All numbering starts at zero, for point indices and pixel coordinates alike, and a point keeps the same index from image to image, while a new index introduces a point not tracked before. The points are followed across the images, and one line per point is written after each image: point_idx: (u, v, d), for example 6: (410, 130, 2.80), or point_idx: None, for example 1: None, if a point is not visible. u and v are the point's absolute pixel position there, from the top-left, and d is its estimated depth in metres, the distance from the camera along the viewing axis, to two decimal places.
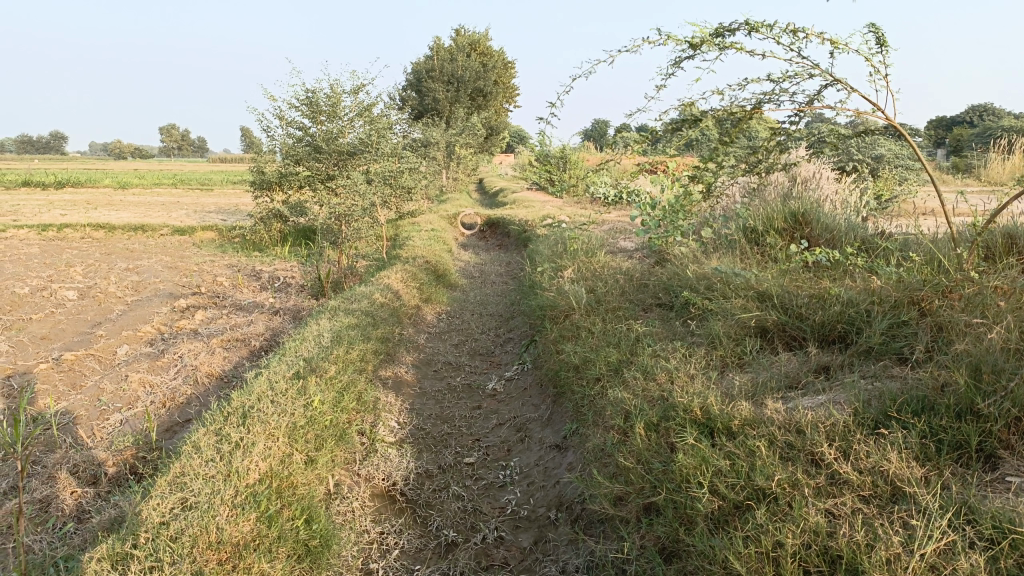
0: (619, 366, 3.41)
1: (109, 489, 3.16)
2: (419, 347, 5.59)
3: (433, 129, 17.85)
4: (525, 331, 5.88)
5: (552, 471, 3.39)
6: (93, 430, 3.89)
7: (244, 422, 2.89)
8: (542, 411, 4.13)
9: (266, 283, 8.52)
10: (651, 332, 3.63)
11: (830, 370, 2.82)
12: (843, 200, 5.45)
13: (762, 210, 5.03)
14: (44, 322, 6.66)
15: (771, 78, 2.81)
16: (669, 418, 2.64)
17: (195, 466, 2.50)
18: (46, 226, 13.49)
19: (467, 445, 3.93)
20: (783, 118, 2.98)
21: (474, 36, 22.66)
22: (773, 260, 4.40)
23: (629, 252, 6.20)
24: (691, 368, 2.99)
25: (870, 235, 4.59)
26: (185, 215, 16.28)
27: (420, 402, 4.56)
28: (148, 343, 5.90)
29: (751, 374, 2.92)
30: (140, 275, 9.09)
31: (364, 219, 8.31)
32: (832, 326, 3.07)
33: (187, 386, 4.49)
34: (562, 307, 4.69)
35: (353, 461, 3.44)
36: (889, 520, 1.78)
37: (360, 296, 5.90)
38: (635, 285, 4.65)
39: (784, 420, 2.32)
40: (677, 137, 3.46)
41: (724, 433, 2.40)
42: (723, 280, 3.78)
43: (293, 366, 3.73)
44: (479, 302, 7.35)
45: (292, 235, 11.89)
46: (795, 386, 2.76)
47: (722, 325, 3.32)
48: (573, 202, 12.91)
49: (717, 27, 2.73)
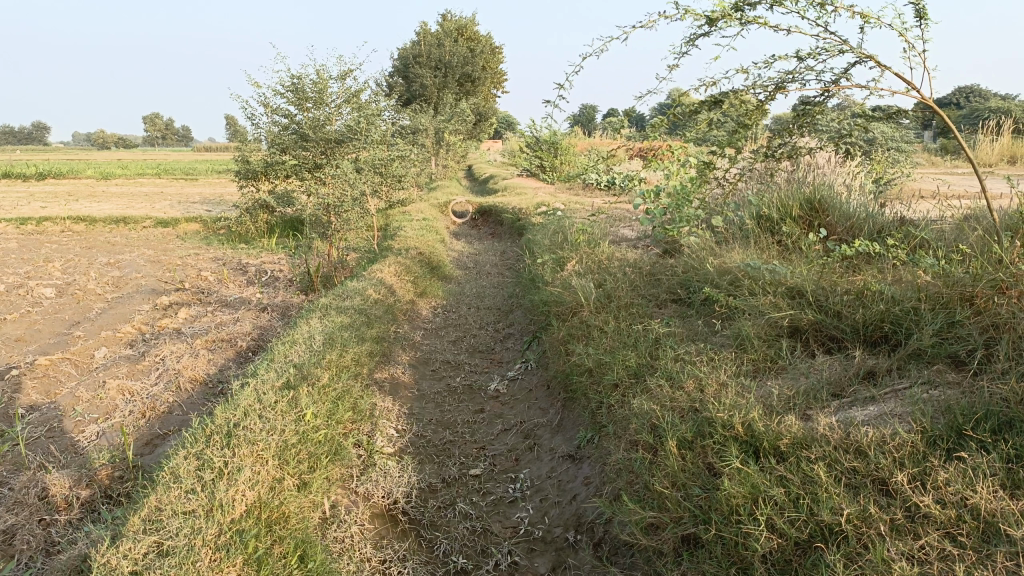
0: (639, 371, 3.13)
1: (81, 516, 2.86)
2: (415, 345, 5.30)
3: (421, 115, 17.50)
4: (527, 327, 5.59)
5: (566, 485, 3.12)
6: (65, 446, 3.59)
7: (229, 443, 2.60)
8: (551, 416, 3.85)
9: (253, 277, 8.20)
10: (671, 332, 3.35)
11: (878, 376, 2.57)
12: (857, 186, 5.19)
13: (777, 197, 4.75)
14: (19, 323, 6.33)
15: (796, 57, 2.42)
16: (705, 434, 2.36)
17: (174, 500, 2.22)
18: (24, 219, 13.05)
19: (472, 455, 3.65)
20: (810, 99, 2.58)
21: (460, 21, 22.16)
22: (795, 251, 4.13)
23: (633, 242, 5.91)
24: (723, 374, 2.72)
25: (893, 222, 4.33)
26: (168, 206, 15.86)
27: (419, 406, 4.28)
28: (129, 344, 5.59)
29: (790, 380, 2.65)
30: (122, 270, 8.76)
31: (355, 210, 7.98)
32: (876, 326, 2.81)
33: (168, 394, 4.20)
34: (569, 303, 4.40)
35: (349, 477, 3.16)
36: (990, 569, 1.52)
37: (352, 292, 5.59)
38: (646, 278, 4.37)
39: (840, 438, 2.06)
40: (694, 122, 3.14)
41: (771, 453, 2.14)
42: (747, 274, 3.51)
43: (282, 373, 3.42)
44: (476, 294, 7.06)
45: (279, 227, 11.54)
46: (841, 395, 2.50)
47: (752, 325, 3.05)
48: (565, 188, 12.62)
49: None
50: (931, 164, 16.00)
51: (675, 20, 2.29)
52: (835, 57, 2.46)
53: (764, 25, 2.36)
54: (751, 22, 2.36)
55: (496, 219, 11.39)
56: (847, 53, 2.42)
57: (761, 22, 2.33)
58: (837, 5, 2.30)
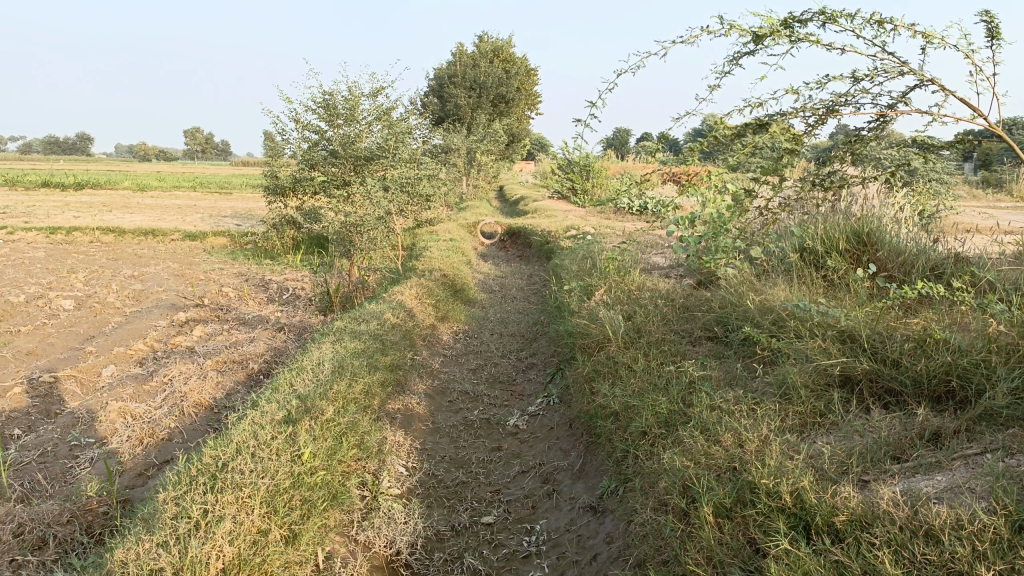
0: (670, 419, 2.84)
1: (56, 558, 2.63)
2: (433, 373, 5.06)
3: (454, 134, 17.38)
4: (550, 357, 5.31)
5: (586, 542, 2.83)
6: (55, 474, 3.39)
7: (214, 486, 2.36)
8: (573, 459, 3.57)
9: (273, 295, 8.04)
10: (706, 376, 3.06)
11: (945, 438, 2.26)
12: (908, 219, 4.86)
13: (821, 228, 4.43)
14: (33, 335, 6.21)
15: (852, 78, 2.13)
16: (747, 502, 2.08)
17: (142, 555, 1.99)
18: (56, 229, 13.09)
19: (486, 499, 3.38)
20: (863, 124, 2.29)
21: (496, 42, 22.10)
22: (841, 289, 3.82)
23: (665, 271, 5.62)
24: (765, 428, 2.43)
25: (948, 258, 3.99)
26: (198, 220, 15.87)
27: (432, 441, 4.02)
28: (139, 362, 5.41)
29: (843, 440, 2.35)
30: (144, 283, 8.66)
31: (379, 229, 7.77)
32: (940, 379, 2.50)
33: (171, 419, 3.99)
34: (595, 336, 4.12)
35: (350, 523, 2.90)
36: None
37: (370, 315, 5.35)
38: (680, 312, 4.08)
39: (907, 516, 1.77)
40: (736, 148, 2.85)
41: (825, 531, 1.86)
42: (792, 314, 3.21)
43: (284, 406, 3.18)
44: (500, 320, 6.80)
45: (305, 243, 11.42)
46: (902, 460, 2.21)
47: (799, 372, 2.75)
48: (596, 212, 12.35)
49: (788, 13, 2.04)
50: (972, 197, 15.45)
51: (718, 36, 2.00)
52: (894, 79, 2.17)
53: (817, 43, 2.06)
54: (803, 40, 2.07)
55: (525, 241, 11.14)
56: (907, 75, 2.12)
57: (814, 41, 2.04)
58: (897, 22, 2.00)
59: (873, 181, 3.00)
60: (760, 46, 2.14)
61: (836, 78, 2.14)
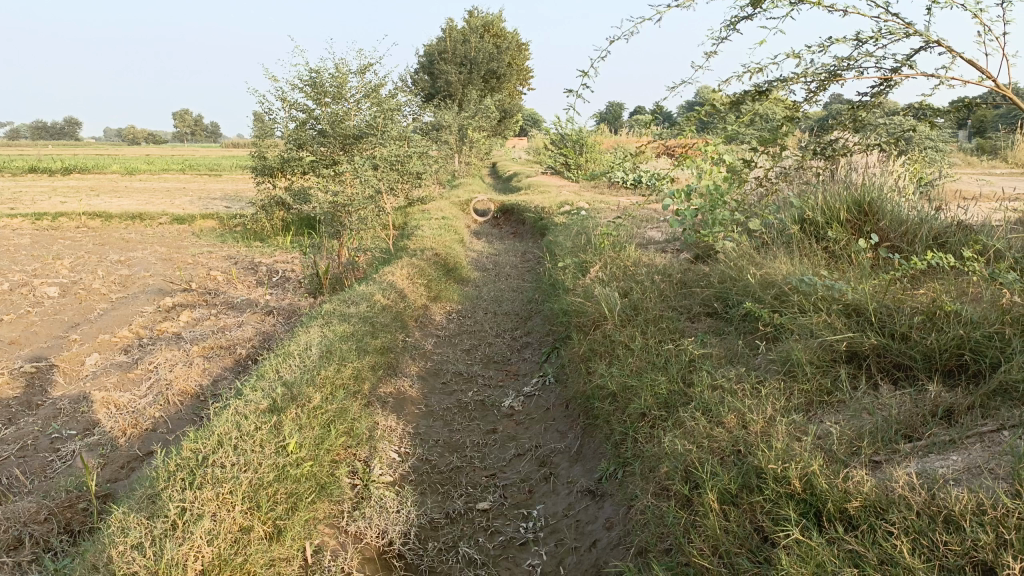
0: (669, 400, 2.73)
1: (31, 558, 2.53)
2: (425, 355, 4.94)
3: (445, 112, 17.14)
4: (545, 336, 5.19)
5: (585, 527, 2.73)
6: (34, 470, 3.28)
7: (194, 481, 2.26)
8: (570, 441, 3.46)
9: (263, 278, 7.90)
10: (706, 353, 2.95)
11: (959, 415, 2.15)
12: (909, 187, 4.72)
13: (821, 198, 4.31)
14: (16, 324, 6.06)
15: (854, 41, 2.00)
16: (753, 487, 1.98)
17: (116, 559, 1.90)
18: (42, 214, 12.87)
19: (482, 484, 3.27)
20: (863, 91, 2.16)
21: (486, 17, 21.76)
22: (843, 261, 3.71)
23: (661, 246, 5.50)
24: (770, 408, 2.33)
25: (951, 227, 3.87)
26: (188, 203, 15.64)
27: (425, 424, 3.92)
28: (124, 350, 5.28)
29: (852, 419, 2.25)
30: (131, 268, 8.51)
31: (370, 208, 7.61)
32: (952, 353, 2.39)
33: (155, 408, 3.88)
34: (591, 314, 4.00)
35: (340, 514, 2.80)
36: None
37: (359, 296, 5.22)
38: (677, 287, 3.97)
39: (925, 501, 1.66)
40: (734, 117, 2.71)
41: (837, 518, 1.76)
42: (795, 288, 3.09)
43: (269, 394, 3.06)
44: (494, 298, 6.68)
45: (295, 224, 11.26)
46: (914, 439, 2.11)
47: (804, 348, 2.64)
48: (590, 187, 12.21)
49: None
50: (967, 164, 15.30)
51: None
52: (899, 40, 2.04)
53: (818, 5, 1.93)
54: (803, 1, 1.94)
55: (518, 218, 11.00)
56: (911, 37, 1.99)
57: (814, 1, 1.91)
58: None
59: (876, 148, 2.88)
60: (758, 9, 2.00)
61: (837, 41, 2.00)
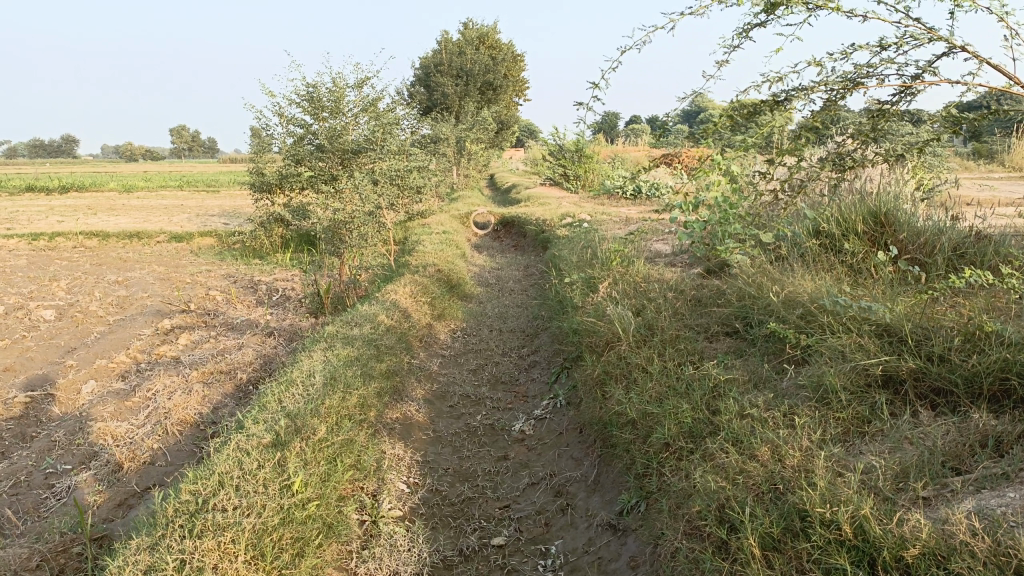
0: (695, 429, 2.59)
1: None
2: (431, 376, 4.80)
3: (442, 124, 17.03)
4: (554, 355, 5.05)
5: (608, 565, 2.59)
6: (27, 511, 3.14)
7: (193, 529, 2.12)
8: (586, 469, 3.32)
9: (262, 297, 7.77)
10: (731, 378, 2.81)
11: (1010, 445, 2.00)
12: (924, 196, 4.59)
13: (836, 210, 4.17)
14: (10, 351, 5.91)
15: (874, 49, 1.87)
16: (798, 530, 1.84)
17: None
18: (38, 234, 12.72)
19: (495, 517, 3.13)
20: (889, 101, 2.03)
21: (482, 29, 21.67)
22: (864, 277, 3.57)
23: (670, 259, 5.36)
24: (806, 439, 2.19)
25: (972, 237, 3.73)
26: (185, 220, 15.49)
27: (434, 452, 3.78)
28: (121, 376, 5.13)
29: (895, 452, 2.11)
30: (129, 289, 8.36)
31: (370, 225, 7.47)
32: (995, 376, 2.24)
33: (153, 440, 3.72)
34: (603, 333, 3.86)
35: (348, 555, 2.65)
36: None
37: (362, 317, 5.08)
38: (692, 305, 3.83)
39: (990, 548, 1.52)
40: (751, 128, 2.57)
41: (894, 567, 1.62)
42: (821, 307, 2.95)
43: (272, 427, 2.92)
44: (498, 315, 6.54)
45: (294, 241, 11.12)
46: (963, 472, 1.97)
47: (837, 372, 2.50)
48: (590, 197, 12.08)
49: None
50: (966, 168, 15.19)
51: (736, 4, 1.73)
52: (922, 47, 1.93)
53: (839, 11, 1.80)
54: (822, 7, 1.80)
55: (519, 231, 10.87)
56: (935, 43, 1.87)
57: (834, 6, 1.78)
58: None
59: (903, 159, 2.75)
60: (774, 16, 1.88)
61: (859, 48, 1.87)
